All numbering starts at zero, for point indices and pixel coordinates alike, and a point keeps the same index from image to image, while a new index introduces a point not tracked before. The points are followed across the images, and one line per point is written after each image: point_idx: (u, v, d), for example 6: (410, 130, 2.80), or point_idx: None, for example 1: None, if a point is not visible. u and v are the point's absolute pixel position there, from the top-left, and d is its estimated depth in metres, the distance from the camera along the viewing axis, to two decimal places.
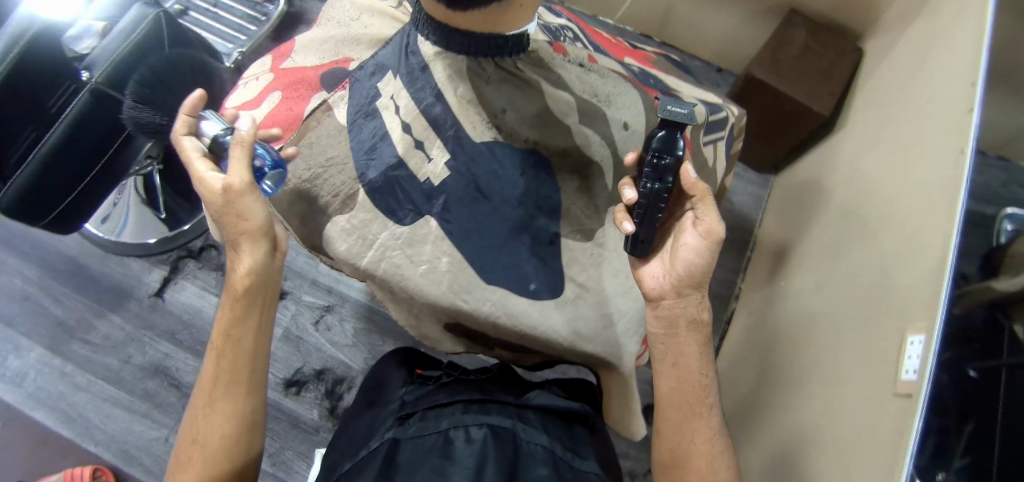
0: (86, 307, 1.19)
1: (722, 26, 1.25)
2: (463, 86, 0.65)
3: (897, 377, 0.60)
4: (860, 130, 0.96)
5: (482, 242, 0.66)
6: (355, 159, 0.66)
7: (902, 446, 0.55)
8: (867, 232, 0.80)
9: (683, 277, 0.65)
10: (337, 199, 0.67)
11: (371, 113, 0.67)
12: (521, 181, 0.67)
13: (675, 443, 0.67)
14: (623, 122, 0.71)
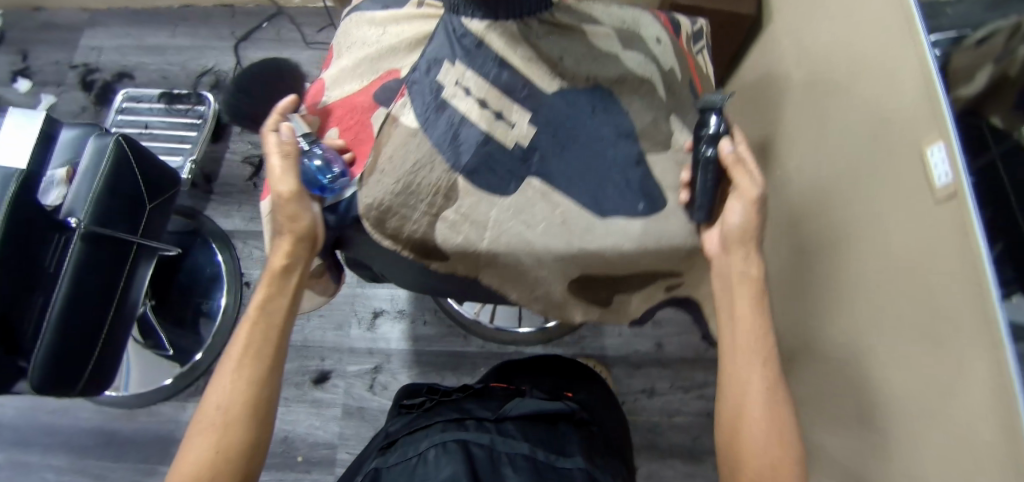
0: (135, 471, 1.12)
1: None
2: (521, 45, 0.53)
3: (932, 188, 0.67)
4: (792, 14, 1.05)
5: (570, 169, 0.52)
6: (439, 151, 0.49)
7: (969, 239, 0.61)
8: (843, 90, 0.88)
9: (732, 234, 0.54)
10: (438, 198, 0.49)
11: (438, 105, 0.50)
12: (603, 120, 0.54)
13: (736, 338, 0.54)
14: (656, 37, 0.63)
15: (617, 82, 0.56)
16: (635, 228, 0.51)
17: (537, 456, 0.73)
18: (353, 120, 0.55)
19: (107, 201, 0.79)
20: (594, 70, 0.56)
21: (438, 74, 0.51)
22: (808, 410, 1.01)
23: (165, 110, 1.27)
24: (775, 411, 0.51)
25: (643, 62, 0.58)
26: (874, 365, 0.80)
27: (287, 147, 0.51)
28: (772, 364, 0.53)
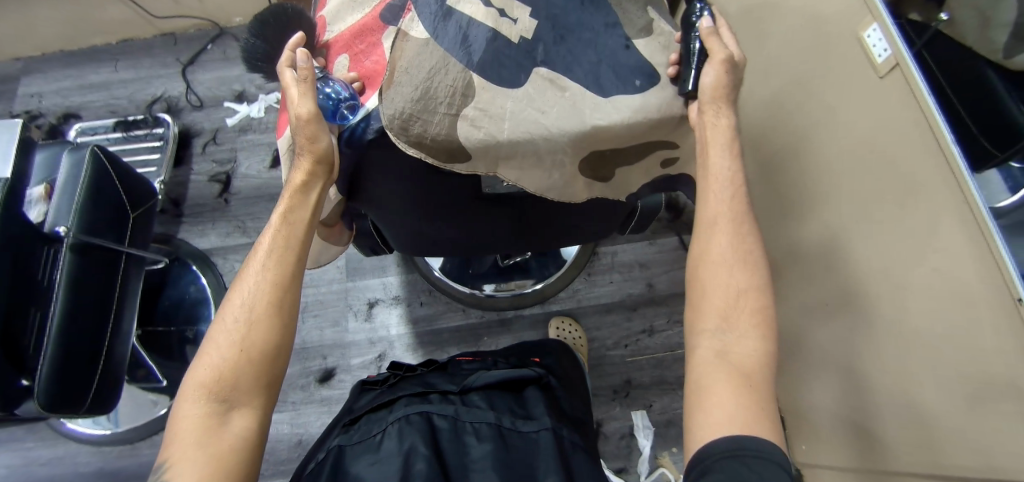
0: None
1: None
2: None
3: (875, 67, 0.74)
4: None
5: (567, 55, 0.48)
6: (454, 55, 0.45)
7: (916, 99, 0.68)
8: (776, 8, 0.96)
9: (705, 93, 0.50)
10: (456, 99, 0.45)
11: (447, 12, 0.46)
12: (599, 9, 0.50)
13: (710, 186, 0.52)
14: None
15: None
16: (644, 107, 0.48)
17: (506, 424, 0.63)
18: (363, 47, 0.53)
19: (91, 214, 0.78)
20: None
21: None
22: (793, 315, 1.02)
23: (123, 137, 1.28)
24: (739, 244, 0.50)
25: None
26: (850, 243, 0.83)
27: (306, 73, 0.51)
28: (742, 205, 0.51)
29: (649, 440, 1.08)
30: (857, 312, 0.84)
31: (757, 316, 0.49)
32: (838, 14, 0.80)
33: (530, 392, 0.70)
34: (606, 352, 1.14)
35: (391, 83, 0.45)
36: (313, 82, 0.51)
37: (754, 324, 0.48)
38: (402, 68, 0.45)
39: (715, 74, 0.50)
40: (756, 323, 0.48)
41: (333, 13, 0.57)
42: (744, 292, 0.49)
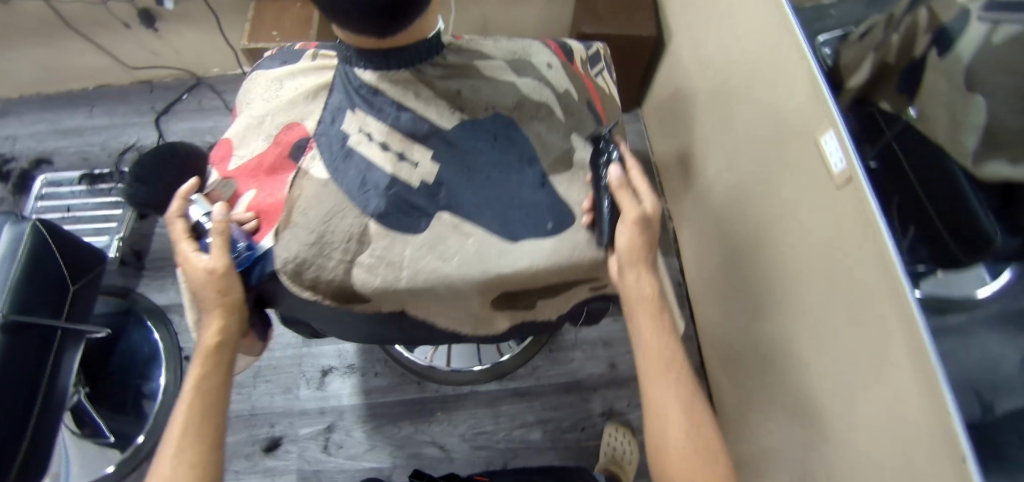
0: None
1: (542, 11, 1.41)
2: (422, 90, 0.47)
3: (831, 174, 0.71)
4: (686, 32, 1.14)
5: (474, 194, 0.47)
6: (351, 200, 0.43)
7: (867, 213, 0.65)
8: (739, 97, 0.95)
9: (625, 257, 0.47)
10: (352, 245, 0.43)
11: (351, 152, 0.45)
12: (513, 148, 0.49)
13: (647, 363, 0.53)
14: (544, 65, 0.55)
15: (516, 109, 0.50)
16: (555, 249, 0.47)
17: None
18: (269, 178, 0.53)
19: (27, 292, 0.75)
20: (492, 95, 0.50)
21: (347, 122, 0.46)
22: (753, 410, 0.99)
23: (87, 191, 1.22)
24: (693, 430, 0.51)
25: (537, 86, 0.52)
26: (805, 349, 0.80)
27: (218, 228, 0.49)
28: (682, 375, 0.53)
29: None
30: (811, 422, 0.80)
31: None
32: (797, 111, 0.78)
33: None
34: (561, 435, 1.11)
35: (287, 225, 0.43)
36: (222, 234, 0.50)
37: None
38: (302, 208, 0.43)
39: (627, 236, 0.47)
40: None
41: (238, 139, 0.57)
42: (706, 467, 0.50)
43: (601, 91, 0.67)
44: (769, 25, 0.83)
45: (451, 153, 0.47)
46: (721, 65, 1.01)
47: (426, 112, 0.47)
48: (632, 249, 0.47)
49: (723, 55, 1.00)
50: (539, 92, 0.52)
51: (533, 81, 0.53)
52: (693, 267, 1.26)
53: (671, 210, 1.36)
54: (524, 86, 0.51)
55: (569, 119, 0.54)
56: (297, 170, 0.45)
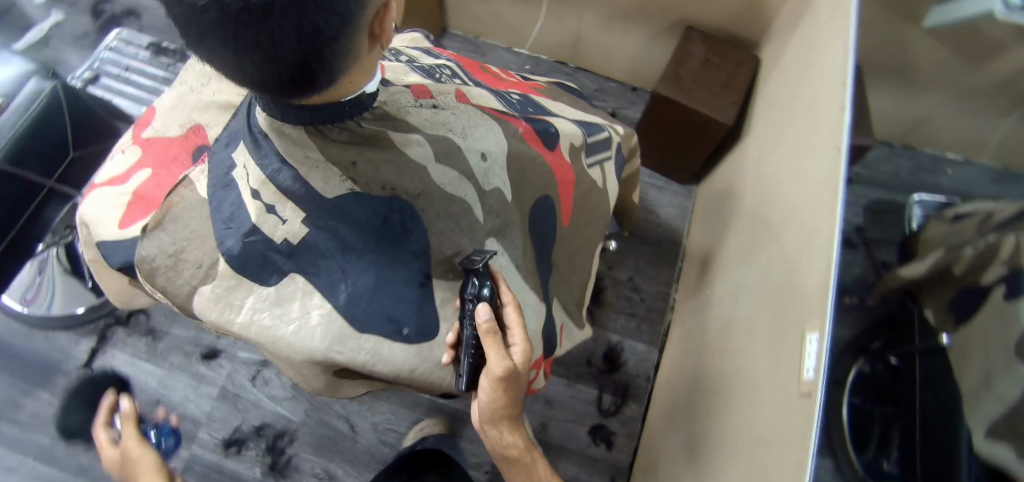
0: (11, 387, 1.04)
1: (635, 47, 1.30)
2: (312, 149, 0.40)
3: (801, 378, 0.61)
4: (762, 133, 1.02)
5: (337, 267, 0.41)
6: (213, 229, 0.42)
7: (804, 446, 0.55)
8: (772, 235, 0.84)
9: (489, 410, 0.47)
10: (201, 272, 0.42)
11: (229, 180, 0.42)
12: (402, 235, 0.42)
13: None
14: (479, 151, 0.46)
15: (418, 197, 0.42)
16: (404, 354, 0.43)
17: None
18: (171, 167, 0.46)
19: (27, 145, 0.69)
20: (393, 173, 0.41)
21: (235, 153, 0.42)
22: None
23: (151, 58, 1.26)
24: None
25: (457, 176, 0.44)
26: None
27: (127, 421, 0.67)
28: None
29: None
30: None
31: None
32: (801, 287, 0.69)
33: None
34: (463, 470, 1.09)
35: (157, 223, 0.43)
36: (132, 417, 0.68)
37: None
38: (174, 216, 0.43)
39: (492, 391, 0.45)
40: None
41: (165, 111, 0.51)
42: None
43: (573, 182, 0.58)
44: (807, 180, 0.76)
45: (323, 217, 0.40)
46: (771, 189, 0.90)
47: (309, 174, 0.40)
48: (494, 403, 0.46)
49: (777, 180, 0.89)
50: (458, 185, 0.44)
51: (455, 170, 0.44)
52: (667, 369, 1.16)
53: (677, 300, 1.26)
54: (439, 174, 0.43)
55: (490, 221, 0.47)
56: (184, 177, 0.44)
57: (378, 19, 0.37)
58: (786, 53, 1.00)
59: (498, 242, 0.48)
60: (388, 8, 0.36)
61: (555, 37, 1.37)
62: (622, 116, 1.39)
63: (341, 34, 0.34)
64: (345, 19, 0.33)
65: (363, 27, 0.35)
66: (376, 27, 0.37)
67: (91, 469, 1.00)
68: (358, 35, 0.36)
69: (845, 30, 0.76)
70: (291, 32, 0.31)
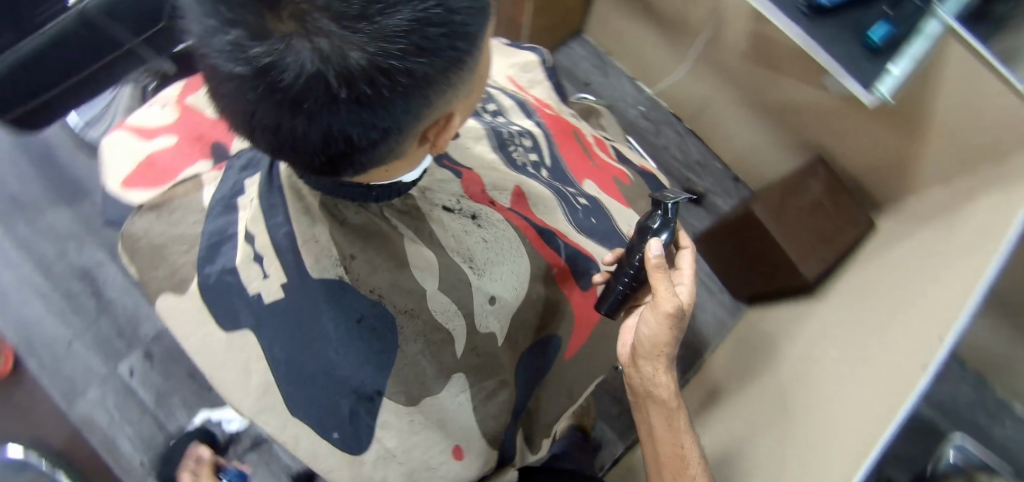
0: (42, 191, 1.01)
1: (753, 143, 1.17)
2: (321, 227, 0.36)
3: None
4: (842, 301, 0.85)
5: (292, 345, 0.38)
6: (199, 248, 0.39)
7: None
8: (786, 425, 0.69)
9: (646, 343, 0.48)
10: (171, 280, 0.40)
11: (233, 205, 0.39)
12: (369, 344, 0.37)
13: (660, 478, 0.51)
14: (490, 293, 0.43)
15: (406, 314, 0.38)
16: (337, 464, 0.40)
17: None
18: (194, 149, 0.51)
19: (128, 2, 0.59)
20: (389, 284, 0.37)
21: (247, 180, 0.39)
22: None
23: None
24: None
25: (455, 308, 0.40)
26: None
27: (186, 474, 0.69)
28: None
29: None
30: None
31: None
32: None
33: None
34: None
35: (160, 209, 0.42)
36: None
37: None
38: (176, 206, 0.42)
39: (655, 326, 0.46)
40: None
41: None
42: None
43: (594, 323, 0.55)
44: (849, 403, 0.60)
45: (304, 292, 0.36)
46: (801, 376, 0.76)
47: (304, 248, 0.36)
48: (652, 338, 0.47)
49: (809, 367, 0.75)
50: (451, 316, 0.40)
51: (456, 303, 0.40)
52: None
53: None
54: (436, 303, 0.39)
55: (466, 359, 0.42)
56: (195, 175, 0.44)
57: (436, 127, 0.29)
58: (901, 241, 0.85)
59: (468, 379, 0.43)
60: (451, 117, 0.29)
61: (684, 93, 1.24)
62: (708, 201, 1.25)
63: (380, 143, 0.27)
64: (388, 131, 0.26)
65: (415, 135, 0.28)
66: (432, 132, 0.29)
67: (81, 297, 0.97)
68: (405, 141, 0.28)
69: (982, 266, 0.58)
70: (318, 133, 0.25)
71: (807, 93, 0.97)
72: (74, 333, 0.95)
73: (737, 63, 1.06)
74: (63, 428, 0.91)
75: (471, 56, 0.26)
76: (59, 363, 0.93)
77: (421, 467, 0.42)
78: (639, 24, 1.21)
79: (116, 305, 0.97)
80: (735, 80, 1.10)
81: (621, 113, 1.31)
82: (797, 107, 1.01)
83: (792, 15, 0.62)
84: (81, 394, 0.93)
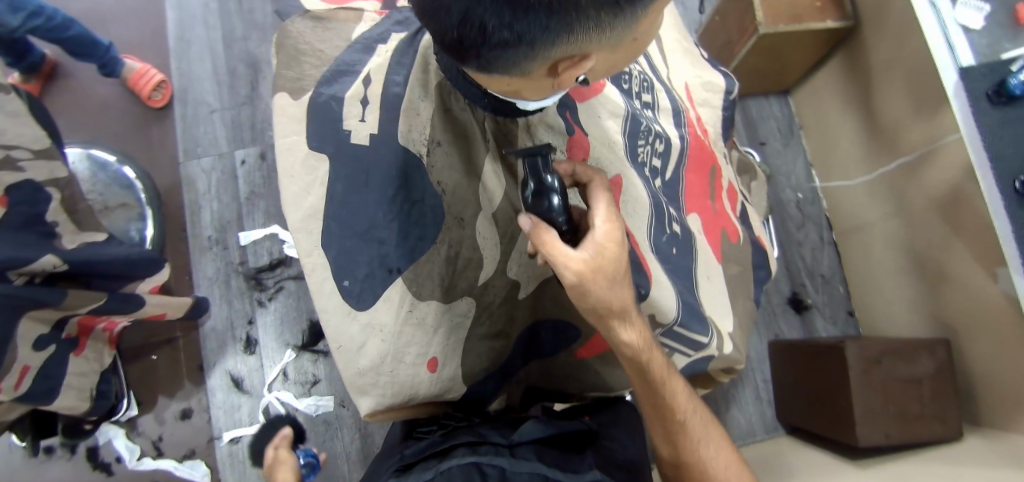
0: None
1: (886, 284, 1.04)
2: (428, 106, 0.41)
3: None
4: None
5: (353, 188, 0.42)
6: (328, 68, 0.45)
7: None
8: None
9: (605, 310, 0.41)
10: (296, 82, 0.45)
11: (372, 48, 0.46)
12: (410, 224, 0.42)
13: (654, 427, 0.51)
14: (533, 248, 0.47)
15: (455, 219, 0.43)
16: (334, 308, 0.42)
17: (48, 252, 0.65)
18: None
19: None
20: (454, 185, 0.42)
21: (394, 33, 0.46)
22: None
23: None
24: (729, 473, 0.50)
25: (496, 241, 0.45)
26: None
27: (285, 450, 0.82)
28: (695, 431, 0.50)
29: (277, 382, 0.99)
30: None
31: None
32: None
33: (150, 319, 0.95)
34: None
35: (323, 23, 0.48)
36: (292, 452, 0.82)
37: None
38: (333, 27, 0.48)
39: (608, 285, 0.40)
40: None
41: None
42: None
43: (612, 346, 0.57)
44: None
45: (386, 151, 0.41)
46: None
47: (411, 119, 0.41)
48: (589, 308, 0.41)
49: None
50: (489, 244, 0.44)
51: (501, 236, 0.45)
52: None
53: None
54: (484, 228, 0.44)
55: (480, 289, 0.46)
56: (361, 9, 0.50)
57: (568, 61, 0.28)
58: (982, 466, 0.73)
59: (474, 307, 0.47)
60: (586, 57, 0.28)
61: (848, 201, 1.11)
62: (807, 315, 1.12)
63: (509, 49, 0.26)
64: (522, 40, 0.25)
65: (546, 59, 0.27)
66: (562, 66, 0.29)
67: (241, 81, 1.10)
68: (531, 61, 0.28)
69: None
70: (460, 11, 0.24)
71: (978, 280, 0.84)
72: (220, 105, 1.08)
73: (921, 205, 0.94)
74: (172, 175, 1.06)
75: (630, 5, 0.25)
76: (197, 120, 1.07)
77: (392, 355, 0.43)
78: (850, 114, 1.07)
79: (260, 103, 1.09)
80: (909, 221, 0.97)
81: (778, 189, 1.18)
82: (956, 284, 0.89)
83: (1003, 186, 0.61)
84: (198, 156, 1.06)
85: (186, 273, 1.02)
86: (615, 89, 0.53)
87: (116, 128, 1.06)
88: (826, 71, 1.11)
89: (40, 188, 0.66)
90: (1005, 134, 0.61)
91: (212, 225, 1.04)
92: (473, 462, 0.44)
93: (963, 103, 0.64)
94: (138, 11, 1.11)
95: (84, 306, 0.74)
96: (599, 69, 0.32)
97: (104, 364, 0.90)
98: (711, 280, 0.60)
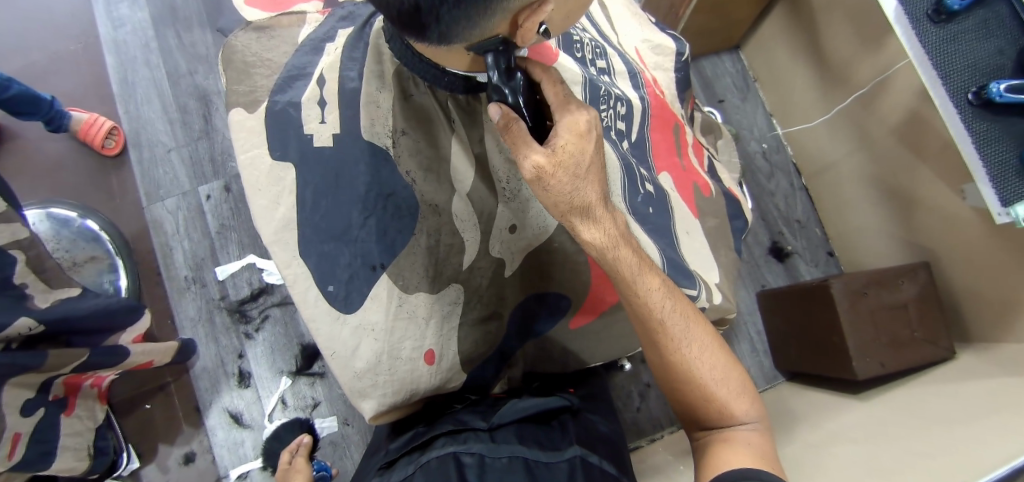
0: (198, 12, 1.11)
1: (861, 217, 1.06)
2: (388, 99, 0.44)
3: None
4: (880, 408, 0.78)
5: (325, 190, 0.43)
6: (277, 77, 0.46)
7: None
8: None
9: (567, 206, 0.42)
10: (247, 95, 0.45)
11: (319, 48, 0.47)
12: (389, 218, 0.44)
13: (638, 330, 0.50)
14: (512, 222, 0.51)
15: (431, 207, 0.46)
16: (322, 316, 0.42)
17: (22, 314, 0.63)
18: None
19: None
20: (421, 175, 0.45)
21: (340, 30, 0.48)
22: None
23: None
24: (713, 364, 0.50)
25: (474, 221, 0.48)
26: None
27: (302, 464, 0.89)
28: (680, 333, 0.49)
29: (276, 410, 0.97)
30: None
31: (738, 383, 0.51)
32: None
33: (137, 369, 0.93)
34: None
35: (263, 33, 0.48)
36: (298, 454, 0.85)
37: (768, 464, 0.45)
38: (277, 35, 0.49)
39: (566, 183, 0.41)
40: (761, 414, 0.51)
41: None
42: (741, 392, 0.50)
43: (608, 305, 0.58)
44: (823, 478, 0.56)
45: (352, 148, 0.43)
46: (807, 447, 0.68)
47: (374, 113, 0.44)
48: (552, 204, 0.43)
49: (808, 448, 0.67)
50: (468, 227, 0.48)
51: (477, 216, 0.48)
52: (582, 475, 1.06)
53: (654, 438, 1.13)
54: (460, 211, 0.47)
55: (466, 273, 0.49)
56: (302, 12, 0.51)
57: (527, 10, 0.30)
58: (977, 379, 0.76)
59: (463, 293, 0.50)
60: (543, 1, 0.30)
61: (810, 141, 1.14)
62: (790, 261, 1.14)
63: (469, 4, 0.28)
64: None
65: (506, 10, 0.29)
66: (521, 17, 0.30)
67: (193, 116, 1.07)
68: (492, 15, 0.29)
69: None
70: None
71: (944, 198, 0.88)
72: (176, 144, 1.06)
73: (881, 136, 0.96)
74: (138, 221, 1.03)
75: None
76: (155, 161, 1.05)
77: (388, 353, 0.44)
78: (800, 60, 1.10)
79: (217, 134, 1.07)
80: (872, 153, 1.00)
81: (743, 144, 1.20)
82: (925, 205, 0.92)
83: (957, 100, 0.63)
84: (161, 198, 1.04)
85: (167, 316, 1.00)
86: (570, 58, 0.54)
87: (73, 183, 1.03)
88: (771, 22, 1.13)
89: (3, 252, 0.64)
90: (950, 50, 0.64)
91: (186, 264, 1.02)
92: (452, 453, 0.45)
93: (907, 26, 0.65)
94: (75, 60, 1.08)
95: (67, 364, 0.72)
96: (556, 17, 0.34)
97: (98, 421, 0.87)
98: (692, 236, 0.61)
